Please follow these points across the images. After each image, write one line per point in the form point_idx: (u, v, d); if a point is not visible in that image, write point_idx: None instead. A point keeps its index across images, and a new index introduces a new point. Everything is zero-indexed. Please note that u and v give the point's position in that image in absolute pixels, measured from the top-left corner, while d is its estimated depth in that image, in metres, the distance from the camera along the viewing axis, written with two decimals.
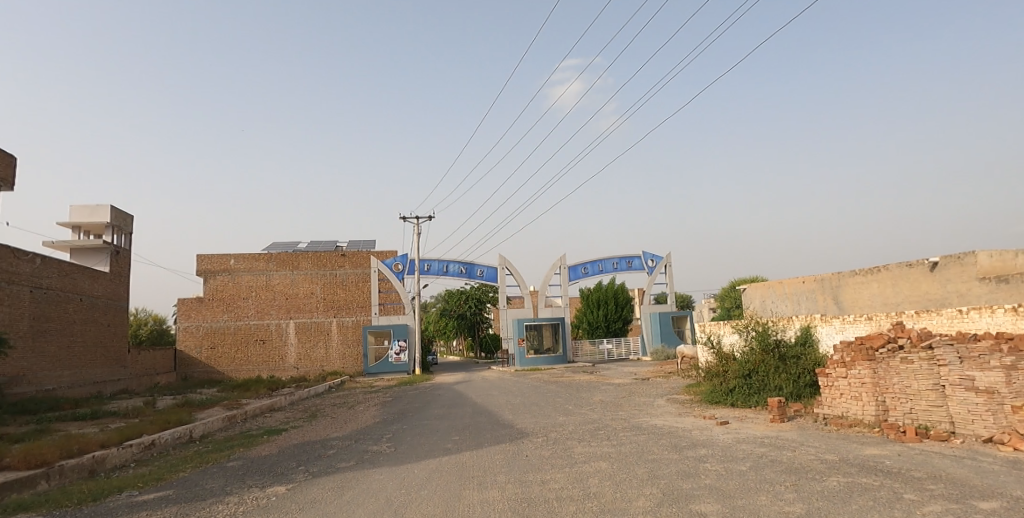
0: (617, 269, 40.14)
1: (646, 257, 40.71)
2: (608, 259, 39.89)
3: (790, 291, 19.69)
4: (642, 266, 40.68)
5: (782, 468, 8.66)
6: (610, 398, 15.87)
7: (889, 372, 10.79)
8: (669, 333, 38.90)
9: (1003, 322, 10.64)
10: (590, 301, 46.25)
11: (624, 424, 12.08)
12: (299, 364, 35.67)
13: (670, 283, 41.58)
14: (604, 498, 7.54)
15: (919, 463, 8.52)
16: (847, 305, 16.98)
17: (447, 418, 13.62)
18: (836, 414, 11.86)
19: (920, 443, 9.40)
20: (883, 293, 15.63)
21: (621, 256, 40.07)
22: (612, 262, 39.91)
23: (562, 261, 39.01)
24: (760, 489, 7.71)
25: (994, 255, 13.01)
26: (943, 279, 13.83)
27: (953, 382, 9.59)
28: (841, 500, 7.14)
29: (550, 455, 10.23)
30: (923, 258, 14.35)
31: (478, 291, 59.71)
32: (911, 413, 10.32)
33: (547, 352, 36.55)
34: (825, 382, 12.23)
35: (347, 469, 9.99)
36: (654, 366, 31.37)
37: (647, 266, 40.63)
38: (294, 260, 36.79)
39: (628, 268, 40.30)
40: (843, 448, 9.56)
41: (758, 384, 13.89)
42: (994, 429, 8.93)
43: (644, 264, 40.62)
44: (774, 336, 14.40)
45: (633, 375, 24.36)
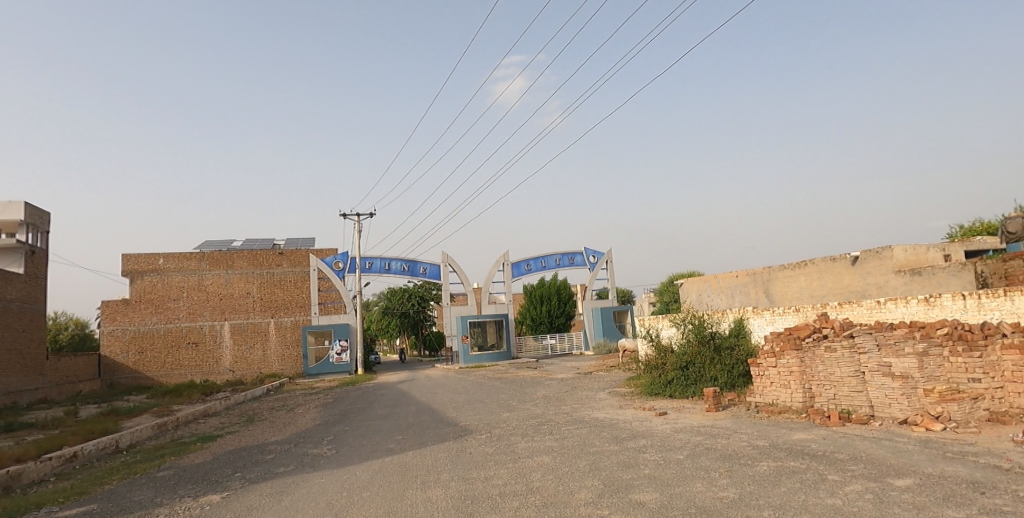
0: (559, 265, 40.57)
1: (588, 253, 41.35)
2: (550, 256, 40.27)
3: (724, 285, 20.43)
4: (584, 262, 41.30)
5: (717, 455, 9.00)
6: (552, 393, 16.05)
7: (815, 361, 11.39)
8: (611, 327, 39.69)
9: (916, 312, 11.47)
10: (533, 297, 46.67)
11: (566, 418, 12.26)
12: (234, 367, 34.35)
13: (611, 279, 42.35)
14: (546, 491, 7.64)
15: (841, 445, 9.03)
16: (777, 298, 17.74)
17: (390, 418, 13.44)
18: (767, 401, 12.39)
19: (842, 426, 9.98)
20: (810, 286, 16.43)
21: (563, 252, 40.56)
22: (554, 258, 40.34)
23: (505, 258, 39.10)
24: (696, 477, 7.98)
25: (908, 250, 13.90)
26: (864, 273, 14.67)
27: (872, 369, 10.19)
28: (771, 483, 7.50)
29: (494, 451, 10.26)
30: (844, 253, 15.19)
31: (421, 288, 59.07)
32: (835, 399, 10.94)
33: (491, 349, 36.57)
34: (756, 371, 12.74)
35: (285, 474, 9.70)
36: (596, 359, 31.99)
37: (588, 261, 41.28)
38: (228, 259, 35.29)
39: (570, 264, 40.85)
40: (773, 433, 10.03)
41: (694, 376, 14.31)
42: (908, 412, 9.60)
43: (586, 260, 41.25)
44: (709, 329, 14.86)
45: (576, 369, 24.75)
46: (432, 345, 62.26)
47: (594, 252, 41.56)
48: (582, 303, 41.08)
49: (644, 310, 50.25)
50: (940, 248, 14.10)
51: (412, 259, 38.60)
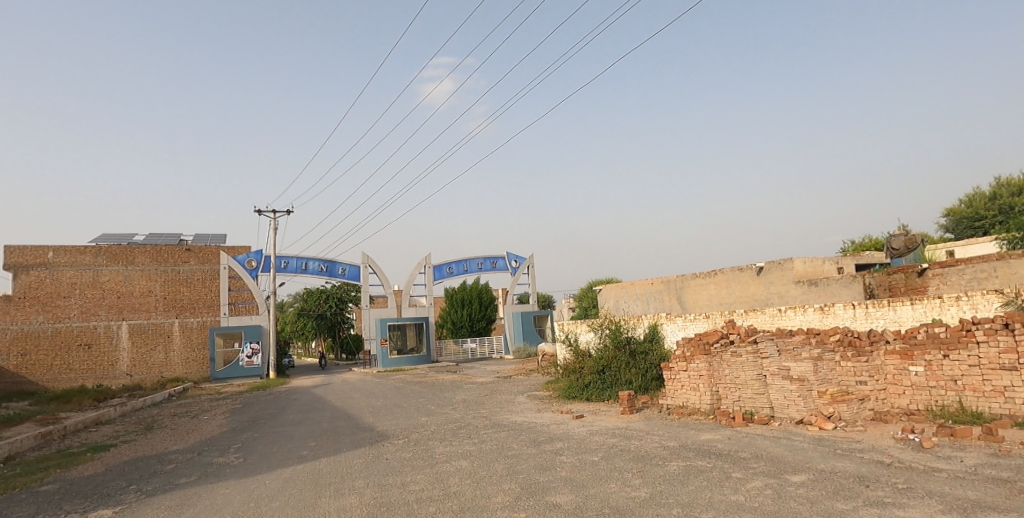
0: (481, 269, 40.63)
1: (510, 258, 41.67)
2: (472, 259, 40.22)
3: (639, 292, 21.06)
4: (506, 266, 41.58)
5: (630, 456, 9.27)
6: (471, 397, 16.01)
7: (722, 365, 11.97)
8: (531, 331, 40.08)
9: (812, 320, 12.36)
10: (454, 300, 46.54)
11: (485, 422, 12.26)
12: (133, 371, 32.03)
13: (532, 284, 42.83)
14: (464, 496, 7.58)
15: (744, 444, 9.53)
16: (689, 305, 18.53)
17: (304, 424, 12.94)
18: (678, 404, 12.89)
19: (746, 427, 10.54)
20: (719, 294, 17.27)
21: (485, 256, 40.65)
22: (477, 262, 40.37)
23: (428, 260, 38.68)
24: (610, 478, 8.19)
25: (807, 262, 14.88)
26: (767, 282, 15.59)
27: (773, 372, 10.81)
28: (680, 482, 7.81)
29: (411, 456, 10.10)
30: (750, 263, 16.08)
31: (339, 290, 57.27)
32: (739, 401, 11.54)
33: (410, 352, 36.03)
34: (668, 375, 13.21)
35: (187, 485, 9.12)
36: (516, 363, 32.25)
37: (511, 266, 41.60)
38: (128, 254, 32.94)
39: (492, 268, 40.99)
40: (683, 434, 10.45)
41: (610, 379, 14.70)
42: (804, 412, 10.27)
43: (508, 264, 41.55)
44: (625, 333, 15.30)
45: (496, 373, 24.80)
46: (349, 348, 60.53)
47: (516, 257, 41.91)
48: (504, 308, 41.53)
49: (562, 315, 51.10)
50: (834, 261, 15.20)
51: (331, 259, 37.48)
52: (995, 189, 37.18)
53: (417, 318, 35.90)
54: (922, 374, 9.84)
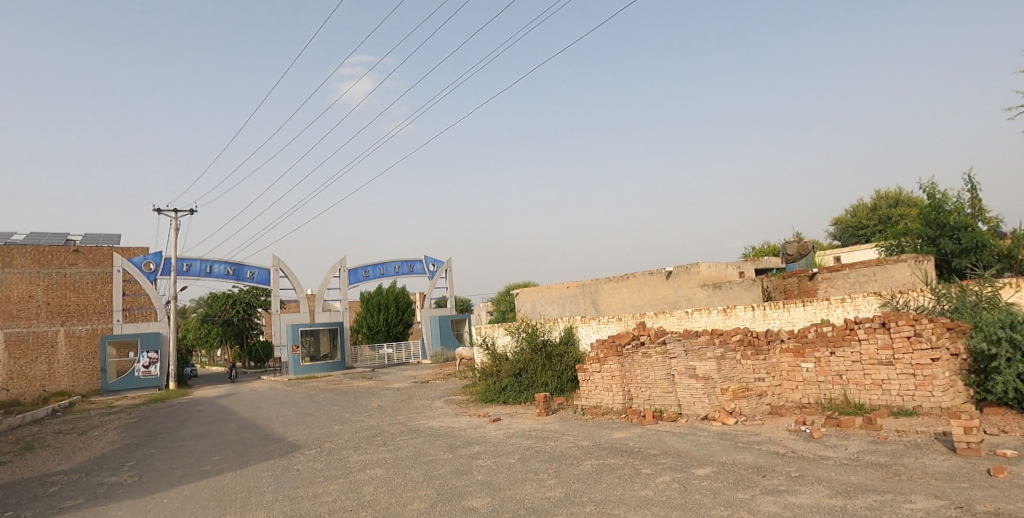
0: (398, 272, 40.02)
1: (428, 262, 41.31)
2: (389, 262, 39.54)
3: (555, 295, 21.41)
4: (423, 270, 41.19)
5: (545, 457, 9.43)
6: (387, 403, 15.73)
7: (633, 366, 12.43)
8: (448, 335, 39.74)
9: (716, 321, 13.12)
10: (370, 305, 45.54)
11: (401, 428, 12.07)
12: (9, 385, 29.08)
13: (451, 288, 42.57)
14: (379, 505, 7.44)
15: (654, 441, 9.94)
16: (603, 308, 19.08)
17: (207, 437, 12.24)
18: (592, 404, 13.24)
19: (655, 424, 10.97)
20: (631, 297, 17.91)
21: (402, 259, 40.10)
22: (393, 265, 39.73)
23: (343, 263, 37.66)
24: (526, 479, 8.29)
25: (711, 267, 15.76)
26: (675, 285, 16.35)
27: (680, 371, 11.33)
28: (593, 480, 8.03)
29: (323, 466, 9.78)
30: (660, 267, 16.78)
31: (247, 294, 54.92)
32: (649, 400, 12.04)
33: (324, 358, 34.84)
34: (583, 376, 13.52)
35: (73, 509, 8.38)
36: (434, 367, 32.04)
37: (428, 270, 41.25)
38: (4, 255, 29.81)
39: (409, 272, 40.48)
40: (596, 434, 10.75)
41: (527, 382, 14.87)
42: (708, 408, 10.83)
43: (425, 268, 41.16)
44: (541, 336, 15.57)
45: (413, 378, 24.48)
46: (258, 356, 57.75)
47: (433, 260, 41.60)
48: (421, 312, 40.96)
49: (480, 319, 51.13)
50: (736, 266, 16.14)
51: (238, 262, 35.70)
52: (875, 201, 41.03)
53: (331, 323, 34.76)
54: (812, 370, 10.67)
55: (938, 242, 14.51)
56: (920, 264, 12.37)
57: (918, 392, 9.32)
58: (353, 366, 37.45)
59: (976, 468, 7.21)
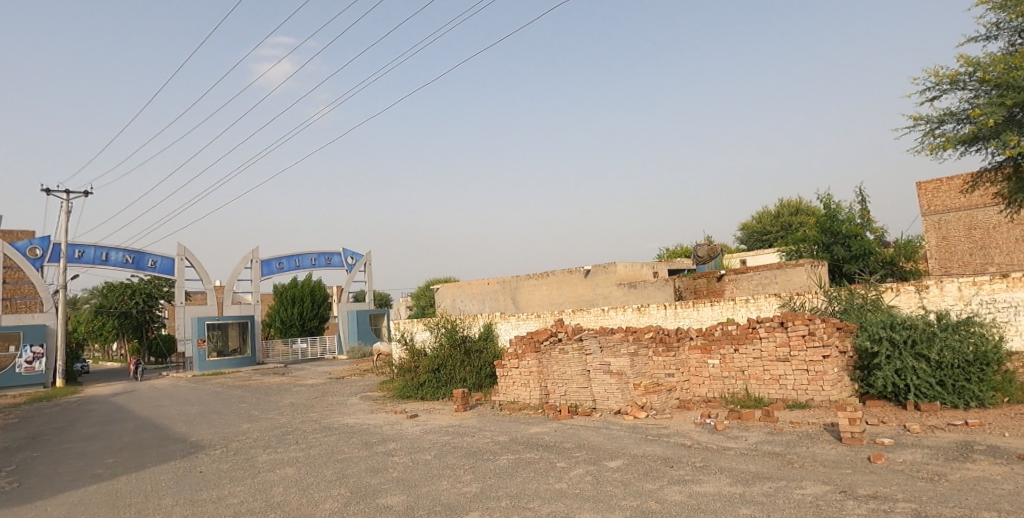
0: (315, 264, 38.81)
1: (346, 255, 40.30)
2: (305, 254, 38.25)
3: (476, 291, 21.39)
4: (341, 263, 40.16)
5: (462, 453, 9.44)
6: (299, 400, 15.23)
7: (550, 362, 12.68)
8: (366, 330, 38.98)
9: (630, 319, 13.63)
10: (284, 298, 43.84)
11: (314, 426, 11.73)
12: None
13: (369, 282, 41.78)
14: (289, 506, 7.21)
15: (569, 435, 10.19)
16: (523, 304, 19.32)
17: (99, 439, 11.38)
18: (509, 399, 13.40)
19: (571, 419, 11.25)
20: (550, 294, 18.23)
21: (319, 252, 38.92)
22: (310, 257, 38.48)
23: (255, 254, 36.04)
24: (442, 475, 8.29)
25: (628, 266, 16.29)
26: (593, 284, 16.82)
27: (595, 367, 11.67)
28: (509, 474, 8.13)
29: (230, 467, 9.35)
30: (579, 266, 17.19)
31: (149, 285, 51.46)
32: (565, 395, 12.33)
33: (233, 354, 33.23)
34: (501, 372, 13.66)
35: None
36: (351, 363, 31.31)
37: (346, 263, 40.25)
38: None
39: (326, 265, 39.37)
40: (513, 429, 10.89)
41: (445, 377, 14.83)
42: (621, 403, 11.22)
43: (343, 261, 40.15)
44: (461, 332, 15.53)
45: (328, 374, 23.82)
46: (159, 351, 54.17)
47: (352, 253, 40.64)
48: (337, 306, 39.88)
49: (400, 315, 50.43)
50: (651, 266, 16.81)
51: (139, 249, 33.45)
52: (778, 209, 43.90)
53: (241, 317, 33.16)
54: (717, 366, 11.28)
55: (831, 249, 15.72)
56: (816, 268, 13.33)
57: (811, 387, 10.07)
58: (264, 361, 35.94)
59: (859, 456, 7.89)
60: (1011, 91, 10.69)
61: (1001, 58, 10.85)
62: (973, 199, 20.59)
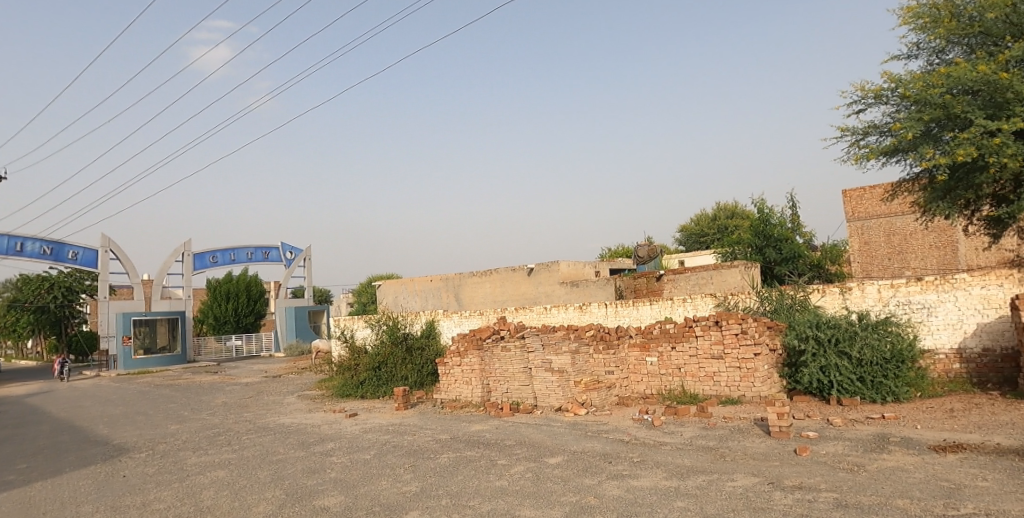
0: (252, 259, 37.52)
1: (284, 249, 39.16)
2: (241, 248, 36.91)
3: (418, 288, 21.22)
4: (280, 258, 38.99)
5: (402, 452, 9.36)
6: (233, 400, 14.70)
7: (493, 359, 12.74)
8: (305, 327, 38.02)
9: (572, 317, 13.85)
10: (218, 294, 42.18)
11: (248, 426, 11.36)
12: None
13: (308, 278, 40.76)
14: (220, 510, 6.96)
15: (510, 433, 10.27)
16: (466, 302, 19.30)
17: (10, 442, 10.63)
18: (451, 397, 13.38)
19: (512, 416, 11.33)
20: (493, 292, 18.29)
21: (256, 246, 37.66)
22: (246, 251, 37.17)
23: (187, 247, 34.52)
24: (381, 475, 8.19)
25: (570, 265, 16.54)
26: (536, 282, 16.99)
27: (537, 365, 11.79)
28: (450, 473, 8.12)
29: (156, 471, 8.93)
30: (522, 264, 17.32)
31: (69, 278, 48.48)
32: (507, 392, 12.42)
33: (161, 352, 31.71)
34: (443, 370, 13.61)
35: None
36: (289, 361, 30.45)
37: (285, 258, 39.11)
38: None
39: (263, 259, 38.12)
40: (454, 427, 10.88)
41: (386, 375, 14.65)
42: (562, 400, 11.38)
43: (282, 256, 38.99)
44: (402, 330, 15.39)
45: (263, 372, 23.10)
46: (80, 348, 51.08)
47: (291, 248, 39.53)
48: (274, 302, 38.68)
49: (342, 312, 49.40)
50: (592, 265, 17.12)
51: (58, 240, 31.42)
52: (716, 211, 45.50)
53: (171, 313, 31.70)
54: (655, 363, 11.61)
55: (764, 252, 16.45)
56: (748, 269, 13.91)
57: (742, 383, 10.51)
58: (195, 359, 34.48)
59: (785, 448, 8.29)
60: (929, 107, 11.42)
61: (920, 77, 11.58)
62: (892, 207, 22.01)
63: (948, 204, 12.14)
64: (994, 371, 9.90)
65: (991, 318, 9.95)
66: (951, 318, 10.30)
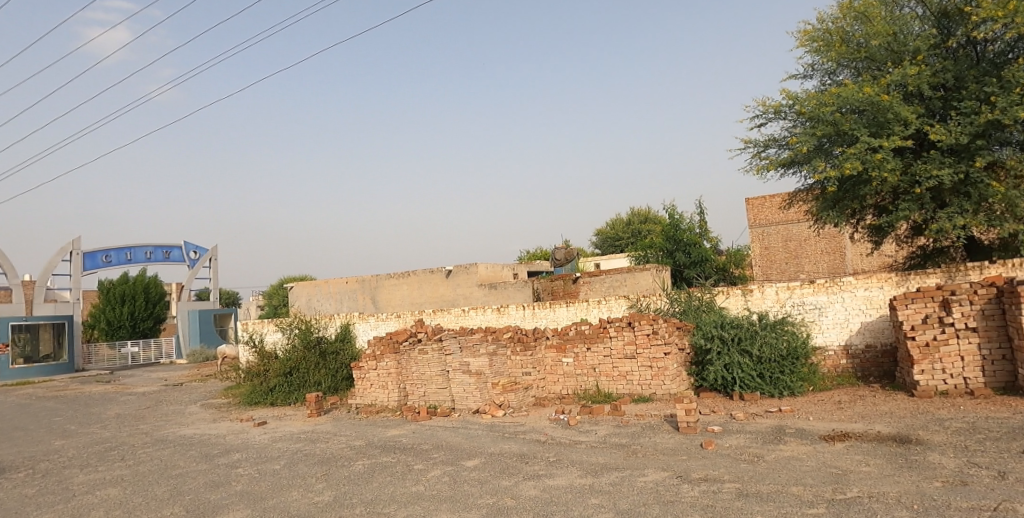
0: (151, 259, 35.04)
1: (188, 249, 36.87)
2: (138, 247, 34.39)
3: (333, 290, 20.58)
4: (182, 258, 36.66)
5: (314, 461, 9.02)
6: (127, 411, 13.63)
7: (409, 362, 12.55)
8: (210, 331, 35.94)
9: (490, 319, 13.90)
10: (112, 296, 39.07)
11: (144, 439, 10.56)
12: None
13: (214, 279, 38.56)
14: None
15: (427, 437, 10.14)
16: (383, 304, 18.91)
17: None
18: (366, 402, 13.06)
19: (430, 420, 11.21)
20: (411, 294, 18.04)
21: (156, 245, 35.22)
22: (144, 251, 34.67)
23: (76, 245, 31.73)
24: (292, 485, 7.85)
25: (488, 267, 16.60)
26: (454, 284, 16.92)
27: (455, 367, 11.73)
28: (364, 480, 7.90)
29: (35, 492, 8.10)
30: (441, 266, 17.20)
31: None
32: (424, 396, 12.28)
33: (45, 360, 28.94)
34: (358, 374, 13.26)
35: None
36: (192, 368, 28.66)
37: (188, 258, 36.82)
38: None
39: (164, 259, 35.71)
40: (369, 432, 10.62)
41: (298, 381, 14.10)
42: (480, 402, 11.39)
43: (185, 256, 36.68)
44: (316, 333, 14.86)
45: (163, 381, 21.60)
46: None
47: (195, 247, 37.28)
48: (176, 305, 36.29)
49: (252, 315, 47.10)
50: (511, 267, 17.28)
51: None
52: (630, 216, 47.21)
53: (57, 318, 29.01)
54: (571, 364, 11.85)
55: (674, 255, 17.24)
56: (659, 272, 14.51)
57: (653, 382, 10.96)
58: (84, 368, 31.72)
59: (692, 443, 8.69)
60: (821, 123, 12.36)
61: (814, 95, 12.50)
62: (789, 214, 23.73)
63: (837, 213, 13.20)
64: (875, 365, 10.87)
65: (873, 317, 10.91)
66: (839, 318, 11.19)
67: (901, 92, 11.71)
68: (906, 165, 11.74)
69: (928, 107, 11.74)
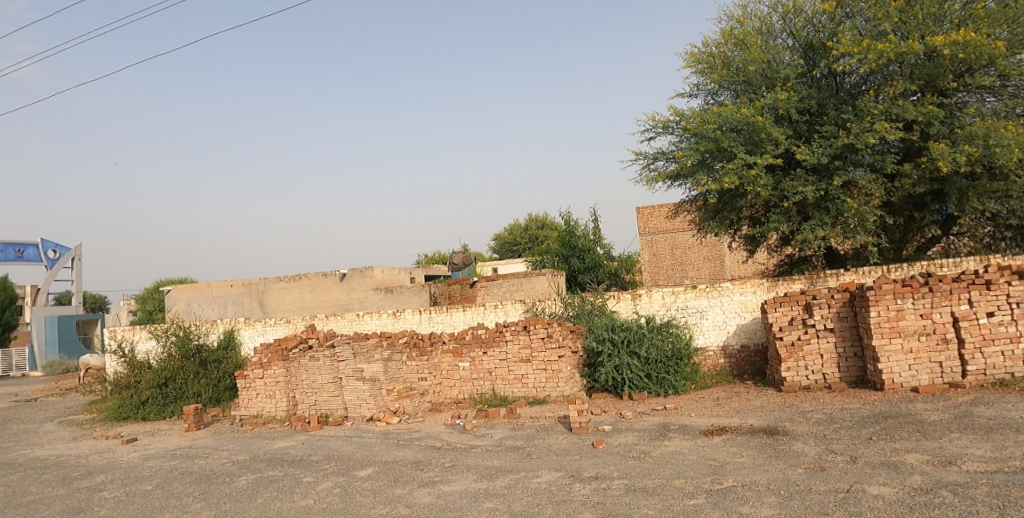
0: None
1: (46, 247, 33.06)
2: None
3: (216, 294, 19.28)
4: (39, 258, 32.78)
5: (192, 479, 8.38)
6: None
7: (299, 370, 12.01)
8: (72, 340, 32.39)
9: (386, 323, 13.63)
10: None
11: None
12: None
13: (76, 282, 34.84)
14: None
15: (317, 448, 9.75)
16: (271, 309, 17.97)
17: None
18: (252, 413, 12.34)
19: (321, 430, 10.79)
20: (302, 299, 17.30)
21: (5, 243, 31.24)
22: None
23: None
24: (165, 507, 7.25)
25: (384, 271, 16.30)
26: (349, 288, 16.44)
27: (347, 374, 11.36)
28: (248, 497, 7.45)
29: None
30: (334, 270, 16.65)
31: None
32: (315, 405, 11.80)
33: None
34: (243, 384, 12.50)
35: None
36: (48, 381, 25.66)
37: (46, 257, 33.00)
38: None
39: (15, 259, 31.75)
40: (254, 446, 10.04)
41: (174, 393, 13.05)
42: (374, 409, 11.11)
43: (41, 255, 32.83)
44: (195, 341, 13.84)
45: (12, 396, 19.19)
46: None
47: (55, 246, 33.48)
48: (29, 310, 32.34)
49: (121, 321, 42.99)
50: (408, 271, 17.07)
51: None
52: (527, 222, 48.17)
53: None
54: (467, 368, 11.88)
55: (569, 261, 17.84)
56: (554, 277, 14.92)
57: (548, 384, 11.25)
58: None
59: (584, 442, 9.01)
60: (704, 140, 13.30)
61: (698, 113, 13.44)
62: (675, 224, 25.30)
63: (717, 223, 14.26)
64: (749, 364, 11.84)
65: (746, 319, 11.88)
66: (718, 320, 12.07)
67: (773, 115, 12.85)
68: (776, 181, 12.90)
69: (796, 130, 12.97)
